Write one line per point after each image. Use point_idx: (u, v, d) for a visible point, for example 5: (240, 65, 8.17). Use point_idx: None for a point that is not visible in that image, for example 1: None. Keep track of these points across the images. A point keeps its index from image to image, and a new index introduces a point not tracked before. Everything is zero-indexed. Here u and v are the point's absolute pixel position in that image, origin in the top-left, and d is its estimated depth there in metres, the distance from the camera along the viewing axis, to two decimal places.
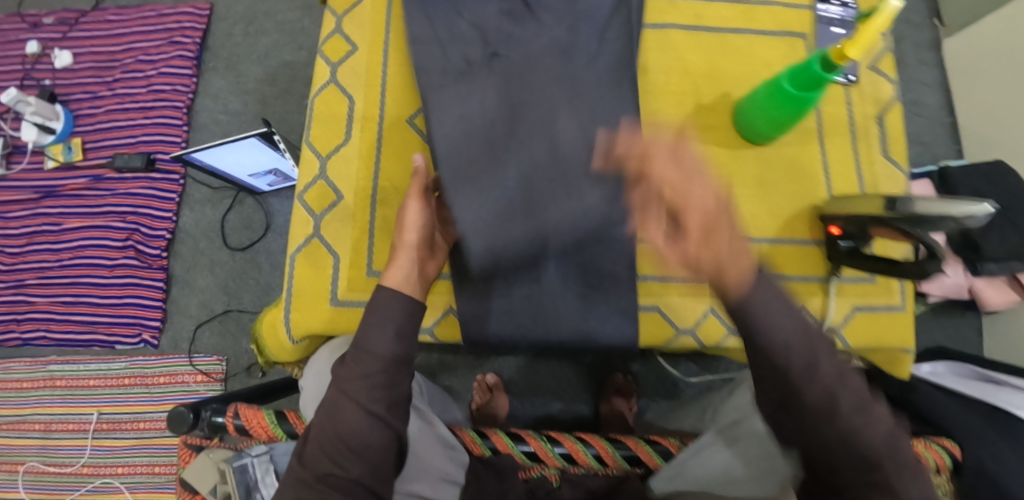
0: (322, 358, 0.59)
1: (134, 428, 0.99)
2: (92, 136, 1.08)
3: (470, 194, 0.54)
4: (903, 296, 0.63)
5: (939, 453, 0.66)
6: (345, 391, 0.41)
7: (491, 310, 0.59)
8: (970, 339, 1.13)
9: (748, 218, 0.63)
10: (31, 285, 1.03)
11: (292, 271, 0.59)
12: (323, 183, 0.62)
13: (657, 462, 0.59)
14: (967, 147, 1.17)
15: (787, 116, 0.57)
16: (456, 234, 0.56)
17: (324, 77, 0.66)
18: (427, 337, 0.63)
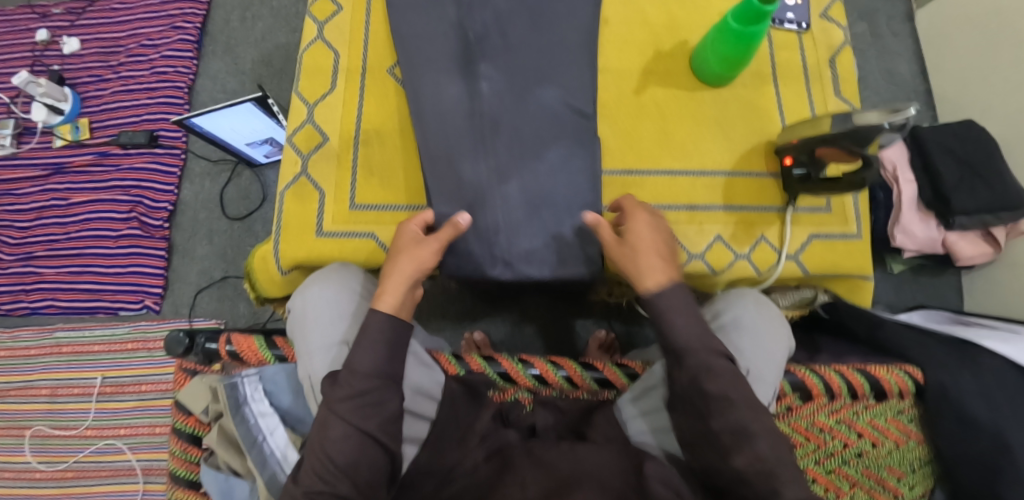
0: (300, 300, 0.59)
1: (136, 390, 1.03)
2: (98, 116, 1.13)
3: (455, 153, 0.61)
4: (859, 224, 0.66)
5: (901, 379, 0.68)
6: (334, 409, 0.45)
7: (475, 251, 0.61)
8: (949, 297, 1.16)
9: (708, 153, 0.67)
10: (39, 257, 1.08)
11: (282, 206, 0.64)
12: (310, 127, 0.67)
13: (622, 380, 0.64)
14: (941, 112, 1.20)
15: (736, 53, 0.62)
16: (442, 182, 0.62)
17: (311, 34, 0.71)
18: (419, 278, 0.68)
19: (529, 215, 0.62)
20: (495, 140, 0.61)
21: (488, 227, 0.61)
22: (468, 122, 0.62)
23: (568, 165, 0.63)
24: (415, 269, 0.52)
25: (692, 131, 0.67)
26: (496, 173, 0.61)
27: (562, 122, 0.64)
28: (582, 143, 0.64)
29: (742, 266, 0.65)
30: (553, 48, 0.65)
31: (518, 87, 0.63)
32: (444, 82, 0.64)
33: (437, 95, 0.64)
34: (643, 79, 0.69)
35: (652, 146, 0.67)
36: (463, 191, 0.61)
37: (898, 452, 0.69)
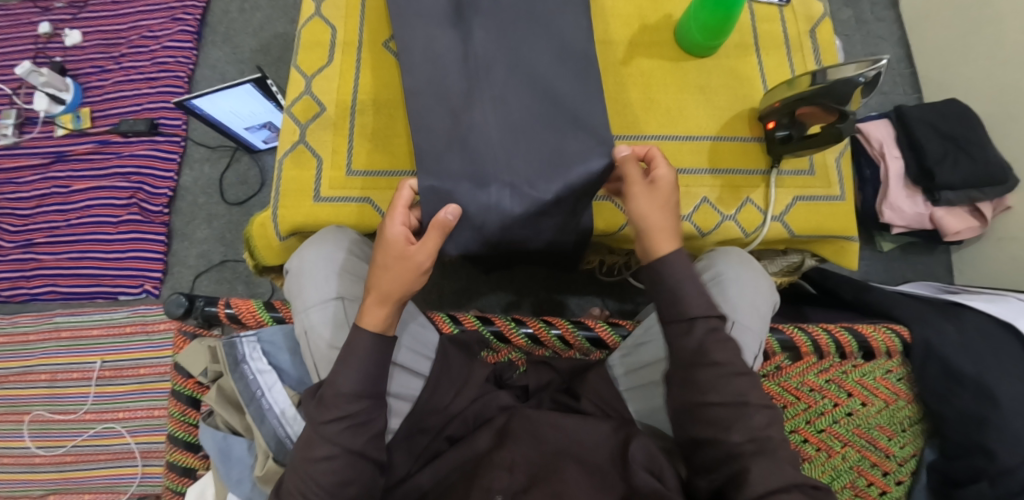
0: (300, 255, 0.60)
1: (136, 374, 1.04)
2: (100, 106, 1.15)
3: (440, 98, 0.62)
4: (842, 187, 0.68)
5: (888, 337, 0.70)
6: (321, 432, 0.47)
7: (463, 183, 0.60)
8: (939, 274, 1.18)
9: (692, 119, 0.69)
10: (40, 243, 1.10)
11: (281, 173, 0.66)
12: (308, 98, 0.69)
13: (613, 338, 0.65)
14: (926, 93, 1.23)
15: (718, 22, 0.64)
16: (427, 121, 0.62)
17: (309, 11, 0.74)
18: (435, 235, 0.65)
19: (525, 154, 0.61)
20: (488, 82, 0.62)
21: (483, 163, 0.60)
22: (461, 66, 0.63)
23: (564, 106, 0.63)
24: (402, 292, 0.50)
25: (677, 98, 0.70)
26: (492, 114, 0.61)
27: (558, 64, 0.64)
28: (581, 83, 0.63)
29: (728, 227, 0.66)
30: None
31: (513, 32, 0.64)
32: (438, 28, 0.64)
33: (430, 38, 0.64)
34: (629, 49, 0.71)
35: (638, 113, 0.69)
36: (456, 133, 0.61)
37: (888, 410, 0.70)
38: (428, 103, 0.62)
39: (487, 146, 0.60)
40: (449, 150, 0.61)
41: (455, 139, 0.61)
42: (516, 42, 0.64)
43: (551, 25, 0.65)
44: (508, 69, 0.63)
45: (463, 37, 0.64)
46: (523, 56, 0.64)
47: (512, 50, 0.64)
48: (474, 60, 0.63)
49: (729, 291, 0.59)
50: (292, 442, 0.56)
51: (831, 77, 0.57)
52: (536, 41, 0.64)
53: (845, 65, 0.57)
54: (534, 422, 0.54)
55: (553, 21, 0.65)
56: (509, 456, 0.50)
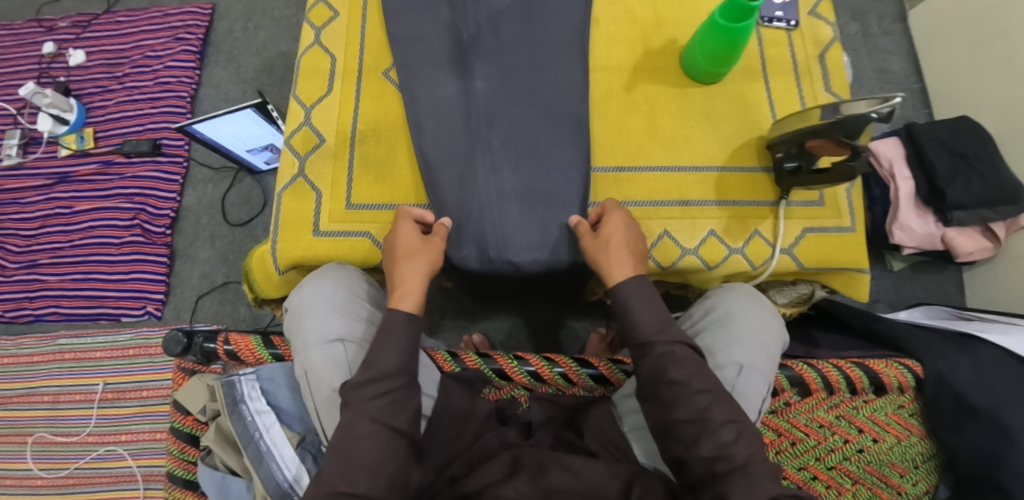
0: (298, 296, 0.59)
1: (138, 396, 1.03)
2: (103, 126, 1.15)
3: (441, 157, 0.66)
4: (853, 218, 0.67)
5: (900, 373, 0.68)
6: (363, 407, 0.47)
7: (468, 234, 0.64)
8: (951, 294, 1.15)
9: (697, 147, 0.67)
10: (44, 264, 1.10)
11: (279, 206, 0.65)
12: (307, 129, 0.68)
13: (617, 376, 0.63)
14: (936, 108, 1.21)
15: (724, 51, 0.62)
16: (430, 181, 0.65)
17: (309, 39, 0.72)
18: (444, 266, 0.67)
19: (525, 207, 0.65)
20: (488, 135, 0.66)
21: (486, 216, 0.64)
22: (462, 118, 0.67)
23: (557, 165, 0.66)
24: (427, 269, 0.56)
25: (682, 125, 0.68)
26: (493, 168, 0.65)
27: (554, 119, 0.68)
28: (575, 141, 0.67)
29: (736, 260, 0.65)
30: (543, 45, 0.70)
31: (512, 84, 0.68)
32: (441, 78, 0.68)
33: (432, 87, 0.68)
34: (633, 76, 0.70)
35: (642, 141, 0.68)
36: (459, 183, 0.65)
37: (901, 447, 0.68)
38: (433, 162, 0.66)
39: (482, 204, 0.64)
40: (453, 202, 0.64)
41: (453, 195, 0.65)
42: (515, 104, 0.68)
43: (546, 85, 0.69)
44: (505, 130, 0.67)
45: (463, 87, 0.68)
46: (521, 116, 0.67)
47: (510, 111, 0.67)
48: (476, 111, 0.67)
49: (738, 330, 0.58)
50: (293, 487, 0.54)
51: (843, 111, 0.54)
52: (531, 102, 0.68)
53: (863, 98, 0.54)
54: (540, 458, 0.53)
55: (547, 81, 0.69)
56: (514, 490, 0.50)
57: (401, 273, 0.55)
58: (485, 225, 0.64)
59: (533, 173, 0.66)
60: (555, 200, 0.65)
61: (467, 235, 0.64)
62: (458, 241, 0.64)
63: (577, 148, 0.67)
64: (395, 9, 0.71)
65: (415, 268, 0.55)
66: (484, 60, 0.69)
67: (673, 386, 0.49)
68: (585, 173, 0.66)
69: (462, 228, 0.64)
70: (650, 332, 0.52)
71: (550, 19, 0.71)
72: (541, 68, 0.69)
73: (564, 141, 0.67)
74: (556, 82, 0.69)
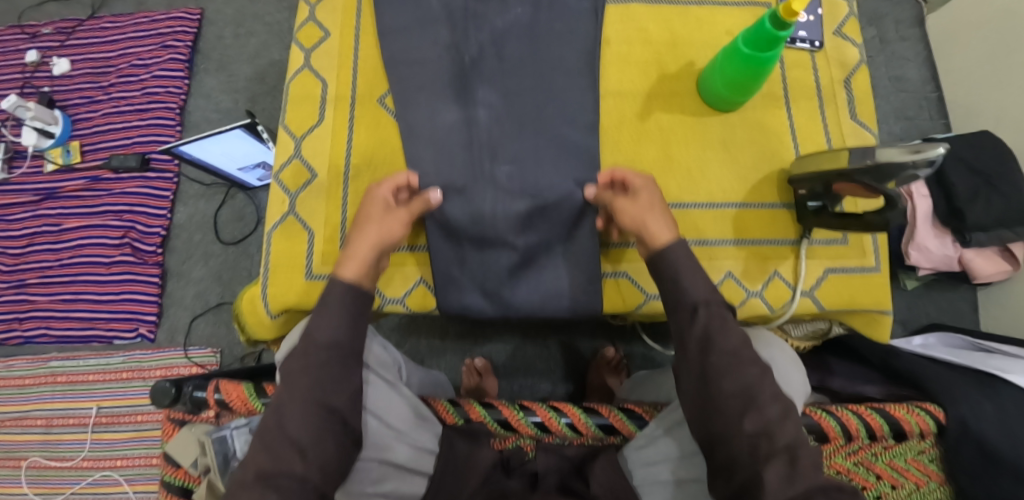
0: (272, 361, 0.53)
1: (132, 421, 1.01)
2: (90, 139, 1.11)
3: (441, 192, 0.62)
4: (877, 257, 0.63)
5: (922, 419, 0.65)
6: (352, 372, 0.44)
7: (467, 280, 0.62)
8: (965, 313, 1.12)
9: (714, 182, 0.63)
10: (32, 284, 1.06)
11: (269, 247, 0.61)
12: (298, 162, 0.64)
13: (628, 427, 0.61)
14: (953, 118, 1.16)
15: (747, 79, 0.58)
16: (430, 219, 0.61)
17: (298, 62, 0.68)
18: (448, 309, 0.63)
19: (530, 246, 0.61)
20: (492, 168, 0.62)
21: (487, 265, 0.62)
22: (464, 149, 0.63)
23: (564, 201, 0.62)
24: (379, 240, 0.53)
25: (698, 157, 0.64)
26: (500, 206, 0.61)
27: (561, 151, 0.64)
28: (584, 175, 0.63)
29: (754, 303, 0.61)
30: (549, 69, 0.66)
31: (515, 112, 0.64)
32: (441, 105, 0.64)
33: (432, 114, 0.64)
34: (647, 103, 0.66)
35: (655, 174, 0.63)
36: (463, 225, 0.61)
37: (919, 494, 0.65)
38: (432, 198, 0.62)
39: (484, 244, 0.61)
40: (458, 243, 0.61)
41: (454, 233, 0.61)
42: (519, 135, 0.64)
43: (553, 113, 0.65)
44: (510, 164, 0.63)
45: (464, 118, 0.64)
46: (526, 148, 0.63)
47: (515, 143, 0.63)
48: (478, 142, 0.63)
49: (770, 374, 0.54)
50: None
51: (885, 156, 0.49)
52: (537, 132, 0.64)
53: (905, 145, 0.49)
54: None
55: (554, 108, 0.65)
56: None
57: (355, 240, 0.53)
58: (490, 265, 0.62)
59: (538, 209, 0.62)
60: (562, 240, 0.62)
61: (471, 281, 0.62)
62: (460, 283, 0.61)
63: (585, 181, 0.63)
64: (391, 29, 0.67)
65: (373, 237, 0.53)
66: (489, 85, 0.65)
67: (723, 355, 0.44)
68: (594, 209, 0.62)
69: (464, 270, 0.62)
70: (706, 294, 0.47)
71: (558, 40, 0.66)
72: (548, 94, 0.65)
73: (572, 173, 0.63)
74: (564, 109, 0.65)
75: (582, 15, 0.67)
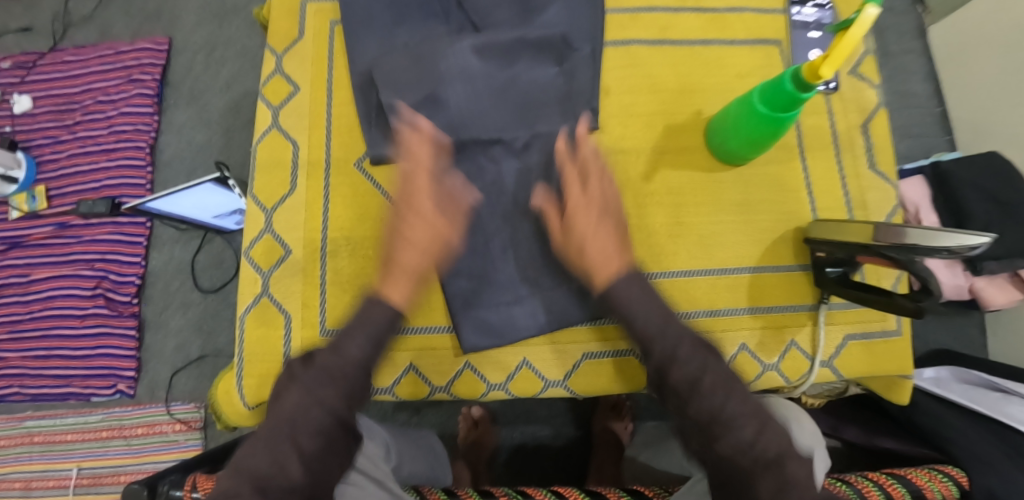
0: None
1: (114, 482, 0.95)
2: (56, 183, 1.04)
3: None
4: (900, 321, 0.59)
5: (944, 485, 0.62)
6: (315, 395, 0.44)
7: (478, 342, 0.55)
8: (975, 339, 1.08)
9: (727, 247, 0.58)
10: (3, 340, 1.00)
11: (243, 333, 0.56)
12: (270, 237, 0.58)
13: None
14: (959, 136, 1.11)
15: (761, 137, 0.52)
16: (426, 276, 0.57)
17: (266, 122, 0.62)
18: (442, 395, 0.58)
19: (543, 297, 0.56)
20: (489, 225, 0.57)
21: (496, 331, 0.55)
22: (461, 191, 0.58)
23: None
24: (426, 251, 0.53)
25: (709, 220, 0.59)
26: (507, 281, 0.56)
27: None
28: None
29: (770, 377, 0.57)
30: (536, 113, 0.59)
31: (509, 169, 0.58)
32: None
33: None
34: (651, 160, 0.60)
35: (665, 241, 0.58)
36: (465, 289, 0.56)
37: None
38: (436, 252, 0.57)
39: (489, 311, 0.56)
40: (473, 327, 0.55)
41: (454, 302, 0.56)
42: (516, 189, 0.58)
43: (547, 164, 0.58)
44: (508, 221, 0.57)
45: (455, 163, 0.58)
46: (526, 202, 0.58)
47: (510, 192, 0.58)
48: (478, 214, 0.57)
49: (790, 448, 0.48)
50: None
51: (926, 239, 0.43)
52: (533, 188, 0.58)
53: (949, 231, 0.43)
54: None
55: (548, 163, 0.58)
56: None
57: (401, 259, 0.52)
58: (499, 331, 0.55)
59: (543, 255, 0.57)
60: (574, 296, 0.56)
61: (482, 340, 0.55)
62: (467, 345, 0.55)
63: None
64: (365, 75, 0.61)
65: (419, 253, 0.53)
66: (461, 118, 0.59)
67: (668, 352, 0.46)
68: None
69: (473, 332, 0.55)
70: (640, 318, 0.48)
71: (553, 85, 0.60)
72: (541, 147, 0.59)
73: None
74: (560, 164, 0.59)
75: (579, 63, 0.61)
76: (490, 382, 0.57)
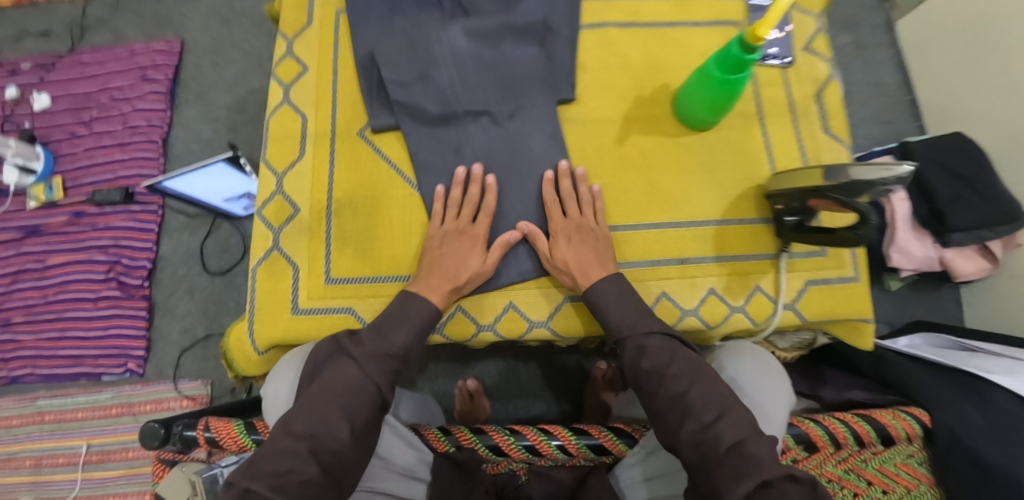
0: (289, 358, 0.59)
1: (123, 457, 0.99)
2: (73, 174, 1.10)
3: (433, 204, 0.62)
4: (856, 267, 0.64)
5: (908, 424, 0.67)
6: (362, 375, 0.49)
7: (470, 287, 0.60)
8: (950, 312, 1.14)
9: (696, 203, 0.64)
10: (18, 322, 1.05)
11: (255, 284, 0.62)
12: (280, 198, 0.64)
13: (618, 447, 0.59)
14: (928, 121, 1.19)
15: (719, 100, 0.59)
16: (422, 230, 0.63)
17: (277, 98, 0.69)
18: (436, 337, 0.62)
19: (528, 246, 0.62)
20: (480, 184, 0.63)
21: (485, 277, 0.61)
22: (452, 155, 0.64)
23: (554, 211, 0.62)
24: (462, 264, 0.59)
25: (678, 179, 0.65)
26: (497, 234, 0.62)
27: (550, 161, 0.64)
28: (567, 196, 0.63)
29: (737, 319, 0.62)
30: (519, 87, 0.66)
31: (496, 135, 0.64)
32: (434, 131, 0.64)
33: (415, 107, 0.64)
34: (624, 127, 0.66)
35: (638, 198, 0.64)
36: None
37: (911, 498, 0.65)
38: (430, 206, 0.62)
39: None
40: None
41: None
42: (503, 153, 0.64)
43: (532, 131, 0.65)
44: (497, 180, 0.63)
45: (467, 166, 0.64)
46: (512, 164, 0.64)
47: (497, 154, 0.64)
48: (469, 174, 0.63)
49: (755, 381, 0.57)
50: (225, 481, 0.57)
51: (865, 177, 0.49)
52: (518, 152, 0.64)
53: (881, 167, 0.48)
54: None
55: (531, 130, 0.65)
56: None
57: (440, 267, 0.58)
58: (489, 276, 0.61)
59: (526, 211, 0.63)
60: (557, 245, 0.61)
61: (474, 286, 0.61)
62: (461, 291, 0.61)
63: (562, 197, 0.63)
64: (367, 55, 0.67)
65: (456, 268, 0.58)
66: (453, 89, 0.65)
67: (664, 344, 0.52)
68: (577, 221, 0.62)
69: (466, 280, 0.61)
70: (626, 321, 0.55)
71: (535, 61, 0.66)
72: (525, 116, 0.65)
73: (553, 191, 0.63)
74: (543, 130, 0.65)
75: (559, 43, 0.68)
76: (480, 327, 0.62)
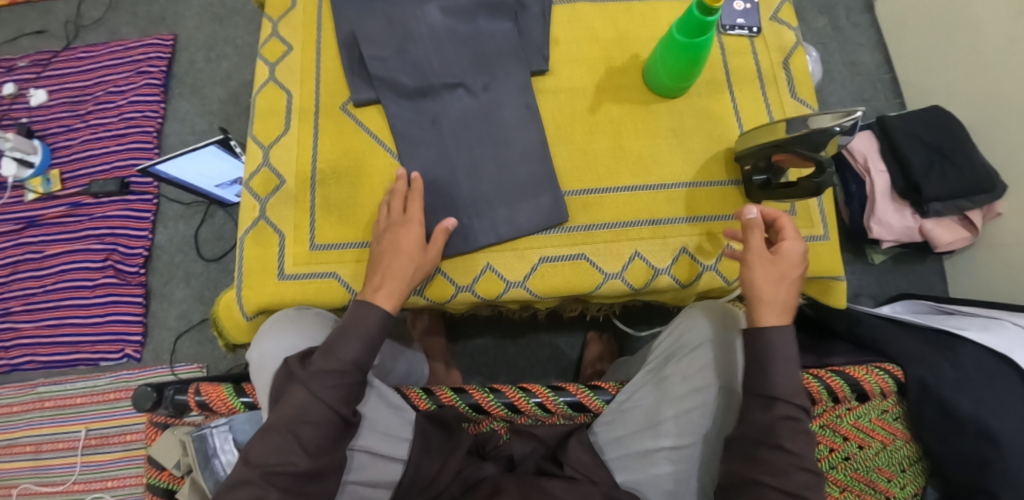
0: (280, 316, 0.59)
1: (122, 440, 1.01)
2: (69, 166, 1.13)
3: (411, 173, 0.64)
4: (825, 226, 0.67)
5: (881, 378, 0.63)
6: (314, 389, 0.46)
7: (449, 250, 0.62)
8: (934, 285, 1.15)
9: (667, 166, 0.66)
10: (17, 312, 1.07)
11: (242, 252, 0.64)
12: (267, 170, 0.66)
13: (596, 404, 0.61)
14: (907, 98, 1.21)
15: (684, 65, 0.61)
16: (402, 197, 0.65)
17: (263, 77, 0.71)
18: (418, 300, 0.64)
19: (504, 211, 0.63)
20: (456, 153, 0.65)
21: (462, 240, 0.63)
22: (431, 126, 0.66)
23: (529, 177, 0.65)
24: (405, 265, 0.56)
25: (649, 144, 0.67)
26: (475, 199, 0.64)
27: (525, 131, 0.66)
28: (542, 163, 0.65)
29: (710, 277, 0.64)
30: (496, 60, 0.68)
31: (473, 106, 0.66)
32: (414, 103, 0.67)
33: (394, 81, 0.66)
34: (597, 96, 0.69)
35: (610, 163, 0.66)
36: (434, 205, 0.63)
37: (887, 453, 0.62)
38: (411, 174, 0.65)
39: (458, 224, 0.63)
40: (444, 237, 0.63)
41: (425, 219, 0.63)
42: (480, 123, 0.66)
43: (508, 101, 0.67)
44: (474, 149, 0.65)
45: (435, 155, 0.65)
46: (489, 133, 0.66)
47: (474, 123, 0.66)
48: (447, 143, 0.65)
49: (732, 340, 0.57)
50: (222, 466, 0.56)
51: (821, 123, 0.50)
52: (495, 122, 0.66)
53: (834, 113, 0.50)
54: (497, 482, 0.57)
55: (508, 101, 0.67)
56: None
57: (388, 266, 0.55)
58: (467, 240, 0.63)
59: (503, 177, 0.65)
60: (532, 209, 0.64)
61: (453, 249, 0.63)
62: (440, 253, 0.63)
63: (538, 164, 0.65)
64: (348, 33, 0.70)
65: (398, 268, 0.55)
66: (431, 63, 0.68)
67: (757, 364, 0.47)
68: (552, 186, 0.64)
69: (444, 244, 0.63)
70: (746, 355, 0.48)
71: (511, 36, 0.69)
72: (501, 87, 0.67)
73: (529, 157, 0.65)
74: (518, 100, 0.67)
75: (533, 18, 0.70)
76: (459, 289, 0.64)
